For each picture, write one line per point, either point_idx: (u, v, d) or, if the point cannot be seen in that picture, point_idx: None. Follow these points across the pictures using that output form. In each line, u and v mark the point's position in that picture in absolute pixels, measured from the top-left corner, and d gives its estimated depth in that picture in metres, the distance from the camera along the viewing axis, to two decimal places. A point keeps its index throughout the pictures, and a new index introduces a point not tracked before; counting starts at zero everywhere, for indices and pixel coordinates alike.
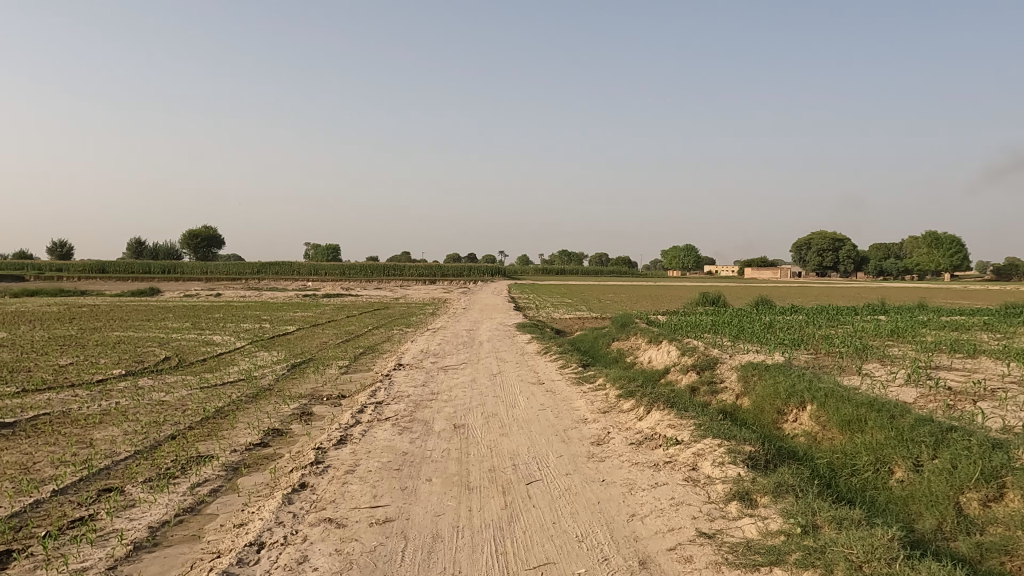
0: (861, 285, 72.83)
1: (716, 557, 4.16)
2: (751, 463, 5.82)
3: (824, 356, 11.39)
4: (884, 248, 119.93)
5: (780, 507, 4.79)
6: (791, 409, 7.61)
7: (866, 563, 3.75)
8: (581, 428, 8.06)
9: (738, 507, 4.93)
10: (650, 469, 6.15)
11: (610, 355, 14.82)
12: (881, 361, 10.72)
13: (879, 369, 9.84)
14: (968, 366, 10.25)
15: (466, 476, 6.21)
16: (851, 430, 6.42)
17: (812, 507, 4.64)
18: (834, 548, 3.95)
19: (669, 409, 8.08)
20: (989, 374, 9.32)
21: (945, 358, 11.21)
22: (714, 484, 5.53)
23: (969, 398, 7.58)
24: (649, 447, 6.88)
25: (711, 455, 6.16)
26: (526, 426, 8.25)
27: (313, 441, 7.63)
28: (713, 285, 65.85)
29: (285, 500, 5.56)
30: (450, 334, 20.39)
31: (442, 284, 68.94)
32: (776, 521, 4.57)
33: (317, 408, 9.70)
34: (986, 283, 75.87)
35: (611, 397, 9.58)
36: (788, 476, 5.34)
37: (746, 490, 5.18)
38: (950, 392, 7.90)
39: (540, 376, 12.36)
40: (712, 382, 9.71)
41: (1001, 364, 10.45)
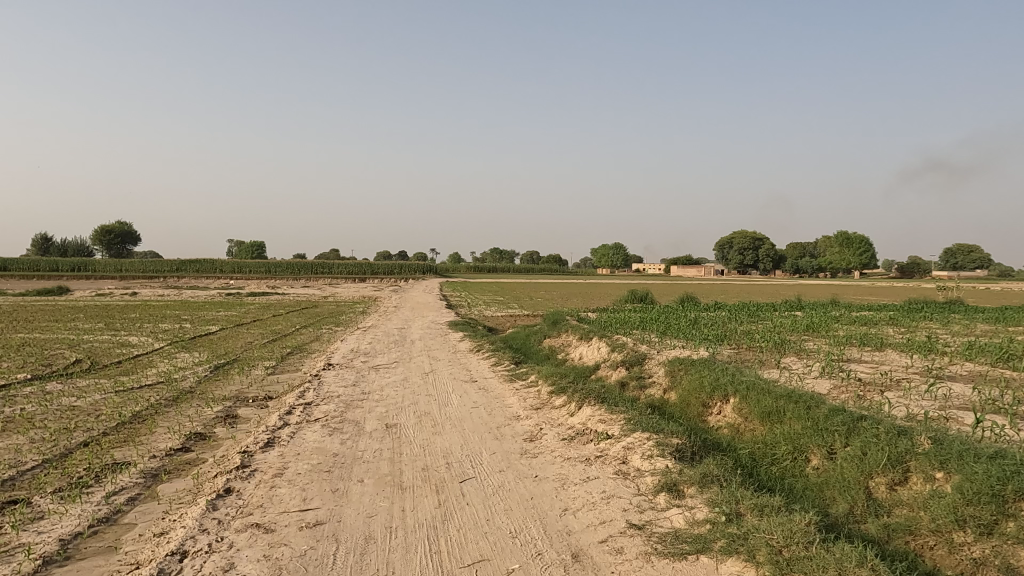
0: (780, 284, 76.36)
1: (646, 547, 4.28)
2: (678, 455, 6.01)
3: (745, 351, 11.87)
4: (800, 248, 125.98)
5: (706, 496, 4.97)
6: (715, 402, 7.89)
7: (786, 548, 3.93)
8: (514, 425, 8.11)
9: (666, 498, 5.09)
10: (582, 464, 6.26)
11: (542, 351, 14.98)
12: (797, 354, 11.27)
13: (796, 362, 10.33)
14: (876, 358, 10.91)
15: (398, 476, 6.15)
16: (770, 421, 6.72)
17: (735, 495, 4.84)
18: (756, 534, 4.13)
19: (600, 404, 8.25)
20: (895, 366, 9.93)
21: (855, 351, 11.88)
22: (643, 476, 5.68)
23: (877, 388, 8.07)
24: (581, 442, 6.99)
25: (640, 448, 6.32)
26: (459, 424, 8.24)
27: (238, 445, 7.39)
28: (643, 283, 67.51)
29: (209, 506, 5.37)
30: (380, 333, 20.11)
31: (372, 282, 67.95)
32: (701, 510, 4.74)
33: (242, 410, 9.40)
34: (891, 281, 81.06)
35: (543, 393, 9.68)
36: (713, 467, 5.54)
37: (673, 481, 5.34)
38: (860, 383, 8.39)
39: (472, 374, 12.35)
40: (641, 378, 9.96)
41: (905, 356, 11.18)
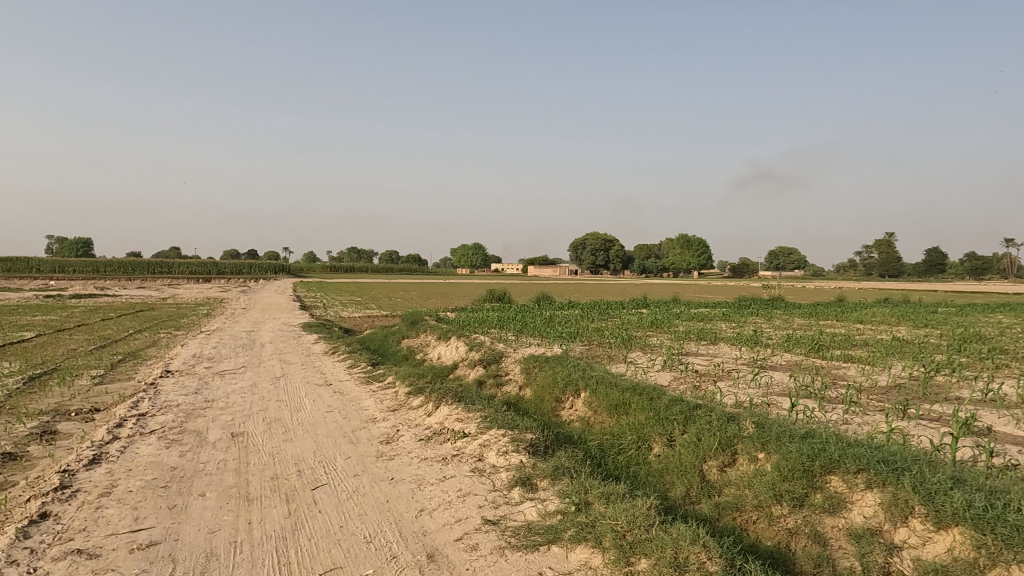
0: (629, 284, 80.81)
1: (500, 541, 4.36)
2: (532, 450, 6.18)
3: (596, 347, 12.46)
4: (647, 249, 134.09)
5: (557, 488, 5.15)
6: (567, 397, 8.20)
7: (629, 532, 4.17)
8: (370, 427, 7.95)
9: (520, 492, 5.22)
10: (438, 464, 6.26)
11: (400, 351, 14.80)
12: (643, 349, 11.99)
13: (641, 357, 11.00)
14: (711, 351, 11.86)
15: (245, 487, 5.82)
16: (617, 413, 7.09)
17: (584, 486, 5.06)
18: (603, 521, 4.35)
19: (457, 403, 8.29)
20: (727, 358, 10.87)
21: (693, 345, 12.85)
22: (498, 472, 5.79)
23: (711, 379, 8.78)
24: (438, 442, 6.99)
25: (496, 445, 6.43)
26: (312, 429, 7.94)
27: (57, 464, 6.63)
28: (501, 283, 68.66)
29: (20, 534, 4.77)
30: (226, 336, 18.92)
31: (218, 283, 63.76)
32: (553, 501, 4.91)
33: (62, 425, 8.44)
34: (725, 280, 88.45)
35: (400, 394, 9.57)
36: (565, 459, 5.76)
37: (527, 475, 5.49)
38: (696, 375, 9.08)
39: (327, 377, 11.95)
40: (498, 376, 10.13)
41: (735, 348, 12.25)
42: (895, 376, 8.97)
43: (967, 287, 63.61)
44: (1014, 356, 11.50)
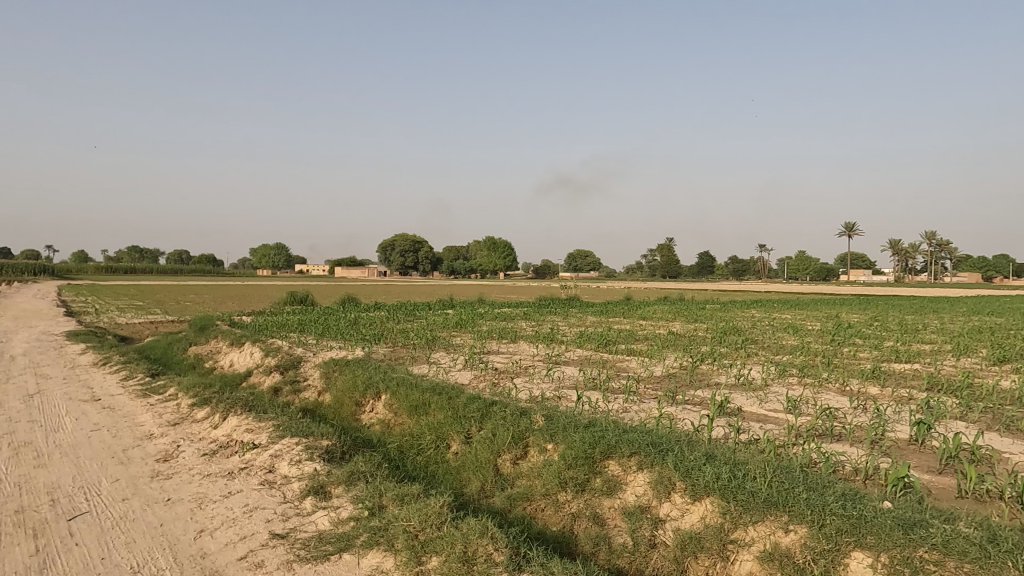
0: (437, 285, 81.50)
1: (288, 555, 4.16)
2: (327, 457, 5.97)
3: (400, 348, 12.40)
4: (455, 251, 136.22)
5: (352, 494, 5.04)
6: (367, 400, 8.05)
7: (421, 531, 4.19)
8: (145, 445, 7.18)
9: (312, 502, 5.01)
10: (223, 479, 5.81)
11: (185, 360, 13.57)
12: (446, 349, 12.17)
13: (444, 356, 11.14)
14: (510, 349, 12.35)
15: None
16: (417, 413, 7.10)
17: (379, 489, 4.99)
18: (395, 523, 4.33)
19: (248, 413, 7.78)
20: (525, 355, 11.38)
21: (495, 343, 13.28)
22: (289, 483, 5.51)
23: (508, 376, 9.13)
24: (224, 456, 6.50)
25: (288, 455, 6.12)
26: (72, 451, 6.99)
27: None
28: (305, 285, 65.78)
29: None
30: None
31: None
32: (346, 508, 4.78)
33: None
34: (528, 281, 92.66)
35: (183, 407, 8.76)
36: (361, 464, 5.65)
37: (320, 483, 5.29)
38: (495, 372, 9.40)
39: (94, 392, 10.60)
40: (295, 381, 9.67)
41: (533, 346, 12.88)
42: (668, 367, 9.99)
43: (730, 285, 72.71)
44: (761, 345, 13.37)
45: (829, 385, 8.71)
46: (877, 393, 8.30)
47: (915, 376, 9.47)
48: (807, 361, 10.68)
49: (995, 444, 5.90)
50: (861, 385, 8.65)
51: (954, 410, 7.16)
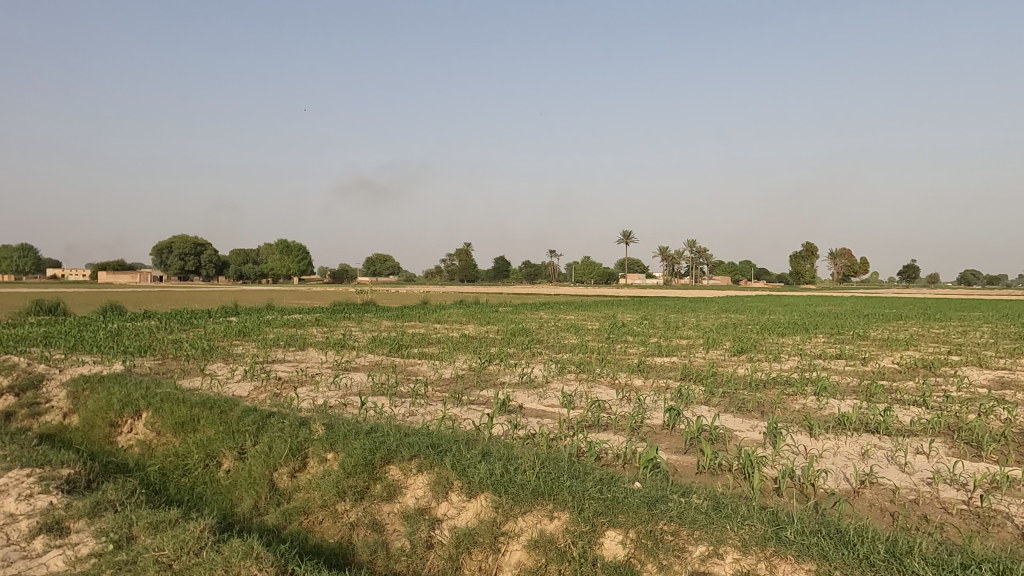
0: (221, 290, 75.43)
1: None
2: (68, 488, 5.22)
3: (170, 361, 11.26)
4: (242, 254, 127.19)
5: (96, 527, 4.45)
6: (125, 420, 7.17)
7: (177, 560, 3.82)
8: None
9: (43, 541, 4.31)
10: None
11: None
12: (224, 360, 11.28)
13: (221, 368, 10.31)
14: (297, 357, 11.79)
15: None
16: (184, 431, 6.48)
17: (130, 519, 4.47)
18: (145, 554, 3.88)
19: None
20: (312, 363, 10.93)
21: (280, 352, 12.60)
22: (14, 520, 4.68)
23: (292, 385, 8.70)
24: None
25: (16, 488, 5.21)
26: None
27: None
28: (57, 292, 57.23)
29: None
30: None
31: None
32: (87, 544, 4.20)
33: None
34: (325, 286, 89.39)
35: None
36: (111, 492, 5.03)
37: (56, 518, 4.56)
38: (278, 382, 8.90)
39: None
40: (33, 403, 8.33)
41: (323, 352, 12.43)
42: (458, 368, 10.22)
43: (523, 289, 76.28)
44: (546, 344, 14.20)
45: (602, 379, 9.48)
46: (640, 384, 9.22)
47: (672, 367, 10.67)
48: (584, 358, 11.53)
49: (729, 424, 6.85)
50: (627, 378, 9.55)
51: (700, 396, 8.18)
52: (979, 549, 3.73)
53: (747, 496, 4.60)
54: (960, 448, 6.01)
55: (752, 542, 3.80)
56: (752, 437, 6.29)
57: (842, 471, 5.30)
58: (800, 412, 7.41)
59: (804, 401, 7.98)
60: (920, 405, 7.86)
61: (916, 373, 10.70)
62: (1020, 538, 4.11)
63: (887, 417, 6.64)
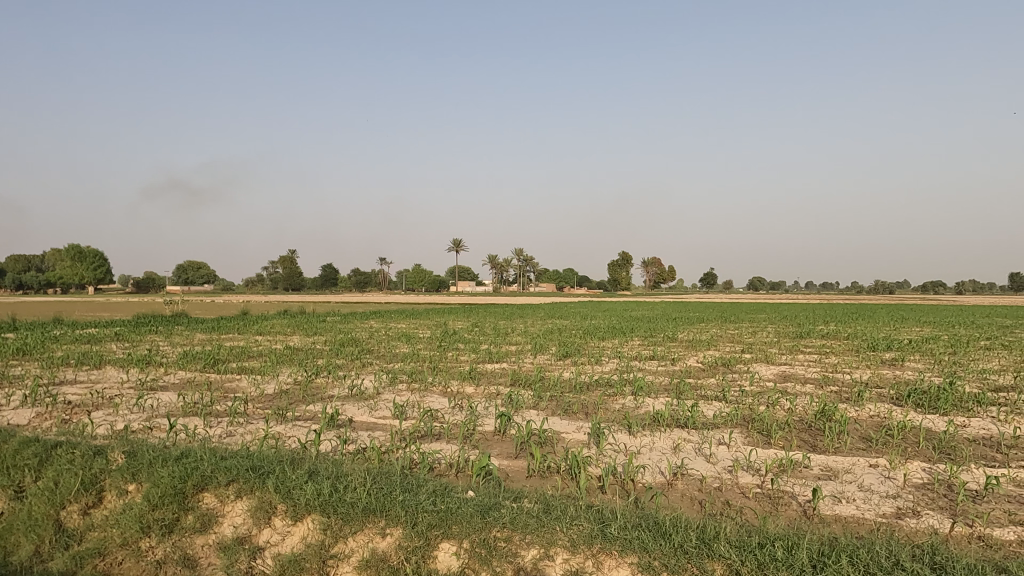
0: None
1: None
2: None
3: None
4: (22, 261, 111.17)
5: None
6: None
7: None
8: None
9: None
10: None
11: None
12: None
13: None
14: (93, 378, 10.47)
15: None
16: None
17: None
18: None
19: None
20: (111, 383, 9.75)
21: (71, 372, 11.10)
22: None
23: (86, 410, 7.68)
24: None
25: None
26: None
27: None
28: None
29: None
30: None
31: None
32: None
33: None
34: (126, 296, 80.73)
35: None
36: None
37: None
38: (67, 407, 7.81)
39: None
40: None
41: (124, 371, 11.14)
42: (282, 383, 9.65)
43: (352, 298, 74.32)
44: (376, 354, 13.88)
45: (434, 388, 9.45)
46: (472, 391, 9.30)
47: (502, 373, 10.90)
48: (416, 367, 11.43)
49: (557, 426, 7.13)
50: (459, 386, 9.59)
51: (529, 401, 8.43)
52: (771, 528, 4.19)
53: (574, 496, 4.80)
54: (753, 437, 6.73)
55: (580, 541, 3.97)
56: (577, 438, 6.59)
57: (658, 465, 5.72)
58: (620, 411, 7.90)
59: (623, 401, 8.53)
60: (720, 399, 8.71)
61: (716, 370, 11.87)
62: (803, 514, 4.67)
63: (694, 412, 7.28)
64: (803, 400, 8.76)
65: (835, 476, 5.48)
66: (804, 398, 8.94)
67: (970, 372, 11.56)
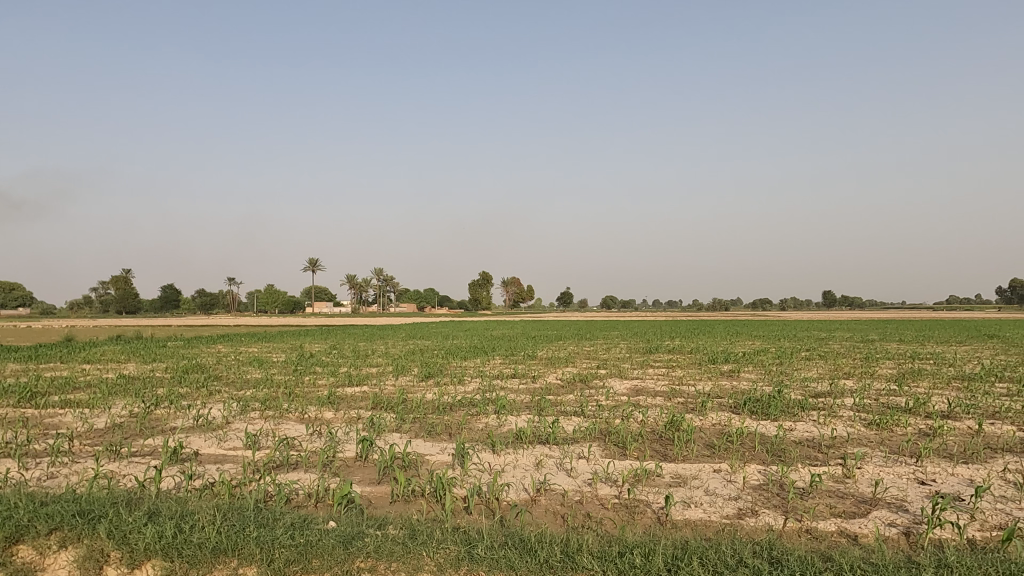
0: None
1: None
2: None
3: None
4: None
5: None
6: None
7: None
8: None
9: None
10: None
11: None
12: None
13: None
14: None
15: None
16: None
17: None
18: None
19: None
20: None
21: None
22: None
23: None
24: None
25: None
26: None
27: None
28: None
29: None
30: None
31: None
32: None
33: None
34: None
35: None
36: None
37: None
38: None
39: None
40: None
41: None
42: (115, 416, 8.72)
43: (197, 321, 69.13)
44: (225, 381, 12.95)
45: (289, 415, 9.00)
46: (331, 417, 8.95)
47: (363, 397, 10.58)
48: (269, 394, 10.81)
49: (420, 449, 7.04)
50: (318, 412, 9.19)
51: (391, 424, 8.25)
52: (629, 536, 4.38)
53: (440, 519, 4.75)
54: (610, 449, 7.03)
55: (447, 565, 3.94)
56: (441, 460, 6.54)
57: (522, 482, 5.80)
58: (483, 431, 7.95)
59: (486, 420, 8.59)
60: (579, 415, 9.01)
61: (574, 387, 12.26)
62: (657, 521, 4.94)
63: (555, 428, 7.48)
64: (654, 412, 9.29)
65: (684, 483, 5.85)
66: (655, 410, 9.49)
67: (795, 381, 12.85)
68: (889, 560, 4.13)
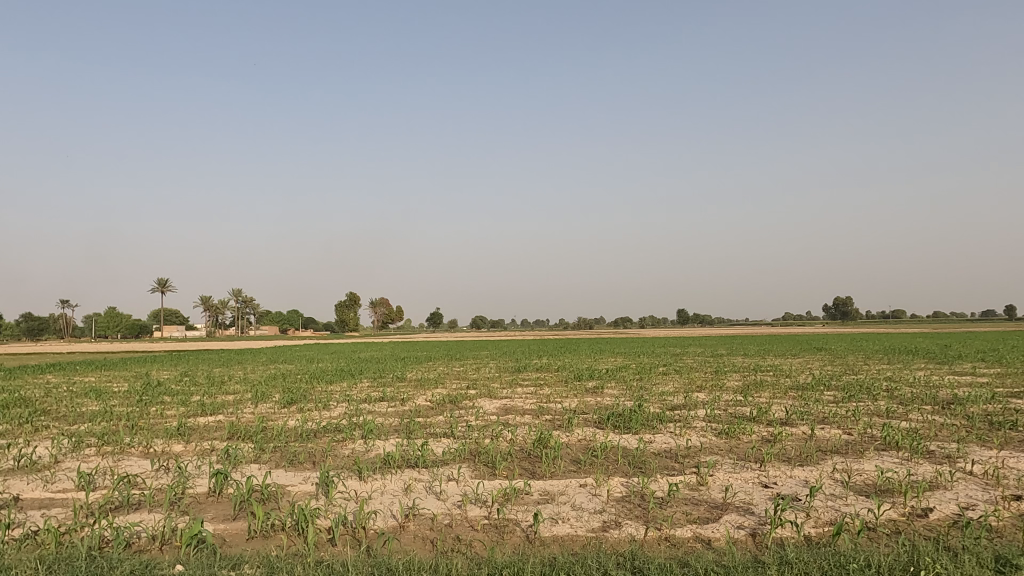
0: None
1: None
2: None
3: None
4: None
5: None
6: None
7: None
8: None
9: None
10: None
11: None
12: None
13: None
14: None
15: None
16: None
17: None
18: None
19: None
20: None
21: None
22: None
23: None
24: None
25: None
26: None
27: None
28: None
29: None
30: None
31: None
32: None
33: None
34: None
35: None
36: None
37: None
38: None
39: None
40: None
41: None
42: None
43: (24, 349, 61.74)
44: (53, 416, 11.56)
45: (132, 450, 8.21)
46: (181, 450, 8.28)
47: (217, 428, 9.85)
48: (107, 428, 9.80)
49: (281, 480, 6.67)
50: (165, 445, 8.45)
51: (248, 455, 7.76)
52: (498, 557, 4.37)
53: (301, 553, 4.50)
54: (480, 470, 7.04)
55: None
56: (303, 491, 6.22)
57: (389, 508, 5.65)
58: (349, 457, 7.67)
59: (353, 445, 8.31)
60: (448, 436, 8.94)
61: (444, 408, 12.14)
62: (526, 539, 4.97)
63: (424, 451, 7.38)
64: (522, 430, 9.40)
65: (552, 499, 5.95)
66: (523, 428, 9.59)
67: (654, 395, 13.53)
68: (738, 561, 4.41)
